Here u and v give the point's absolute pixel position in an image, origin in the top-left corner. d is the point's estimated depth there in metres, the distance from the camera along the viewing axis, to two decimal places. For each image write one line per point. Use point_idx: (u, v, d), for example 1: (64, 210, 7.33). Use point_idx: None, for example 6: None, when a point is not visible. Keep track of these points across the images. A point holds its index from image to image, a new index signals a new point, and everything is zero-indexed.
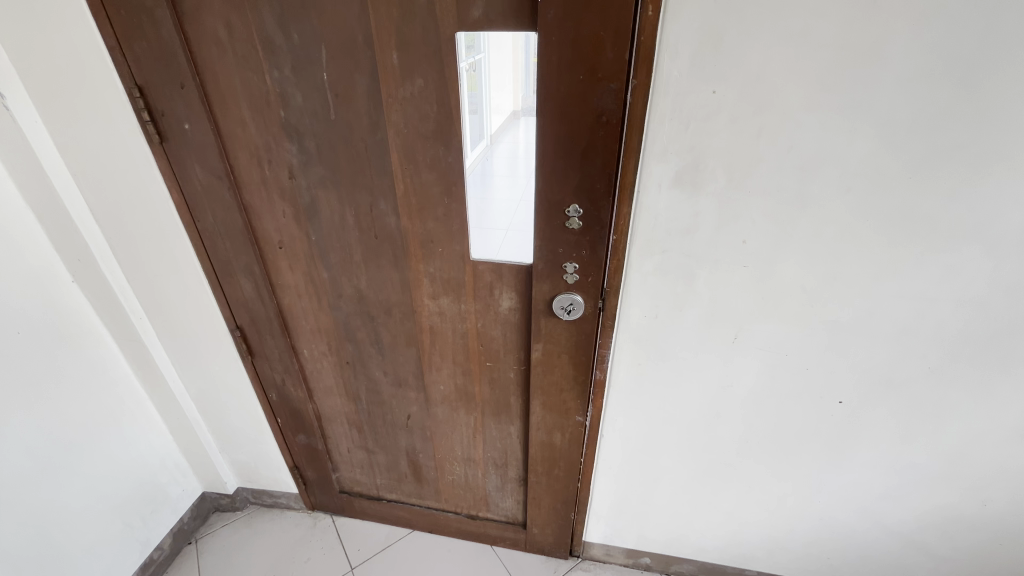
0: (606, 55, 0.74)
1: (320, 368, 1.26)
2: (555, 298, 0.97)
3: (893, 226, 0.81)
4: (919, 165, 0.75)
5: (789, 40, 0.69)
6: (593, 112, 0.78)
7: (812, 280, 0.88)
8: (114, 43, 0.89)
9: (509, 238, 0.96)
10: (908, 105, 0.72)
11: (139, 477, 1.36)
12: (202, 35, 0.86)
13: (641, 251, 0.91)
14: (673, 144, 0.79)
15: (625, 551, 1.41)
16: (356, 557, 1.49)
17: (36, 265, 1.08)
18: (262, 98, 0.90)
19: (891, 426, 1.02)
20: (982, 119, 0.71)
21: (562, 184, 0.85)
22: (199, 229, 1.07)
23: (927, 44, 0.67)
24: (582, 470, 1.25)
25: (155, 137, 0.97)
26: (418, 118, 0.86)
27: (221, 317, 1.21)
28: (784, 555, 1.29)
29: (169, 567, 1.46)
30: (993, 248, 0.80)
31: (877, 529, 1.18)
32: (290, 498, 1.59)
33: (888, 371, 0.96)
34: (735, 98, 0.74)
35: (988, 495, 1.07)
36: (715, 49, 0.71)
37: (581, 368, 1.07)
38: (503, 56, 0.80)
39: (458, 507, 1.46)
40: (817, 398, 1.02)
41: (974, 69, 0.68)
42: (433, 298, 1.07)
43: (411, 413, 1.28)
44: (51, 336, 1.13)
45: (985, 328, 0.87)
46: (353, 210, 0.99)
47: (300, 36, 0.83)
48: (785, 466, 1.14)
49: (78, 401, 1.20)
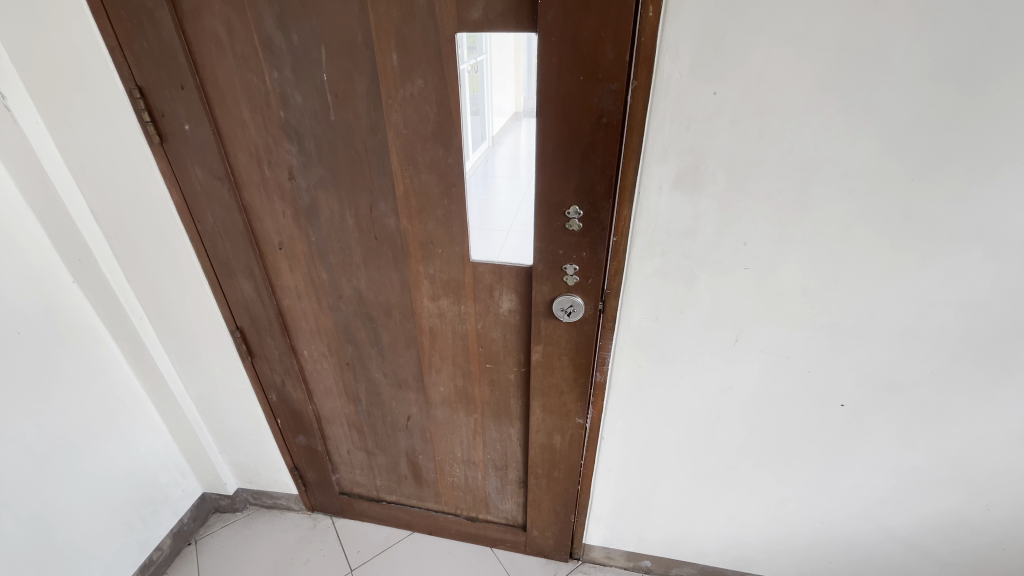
0: (606, 56, 0.74)
1: (320, 369, 1.26)
2: (555, 300, 0.97)
3: (894, 229, 0.80)
4: (921, 166, 0.75)
5: (790, 41, 0.69)
6: (593, 113, 0.78)
7: (813, 282, 0.87)
8: (114, 43, 0.89)
9: (510, 239, 0.95)
10: (910, 107, 0.71)
11: (139, 477, 1.36)
12: (203, 35, 0.86)
13: (641, 253, 0.90)
14: (674, 146, 0.79)
15: (625, 553, 1.40)
16: (355, 558, 1.48)
17: (36, 265, 1.08)
18: (262, 99, 0.90)
19: (893, 429, 1.02)
20: (983, 121, 0.70)
21: (562, 185, 0.85)
22: (200, 230, 1.07)
23: (929, 45, 0.67)
24: (582, 472, 1.24)
25: (156, 138, 0.97)
26: (418, 119, 0.86)
27: (222, 317, 1.21)
28: (785, 559, 1.28)
29: (169, 567, 1.46)
30: (995, 251, 0.79)
31: (879, 533, 1.17)
32: (290, 499, 1.59)
33: (890, 373, 0.95)
34: (736, 99, 0.74)
35: (991, 500, 1.06)
36: (715, 50, 0.71)
37: (581, 370, 1.06)
38: (504, 57, 0.79)
39: (458, 509, 1.46)
40: (818, 401, 1.01)
41: (976, 70, 0.68)
42: (433, 299, 1.06)
43: (411, 415, 1.28)
44: (52, 336, 1.13)
45: (988, 331, 0.87)
46: (353, 211, 0.98)
47: (300, 37, 0.83)
48: (786, 469, 1.13)
49: (78, 401, 1.20)
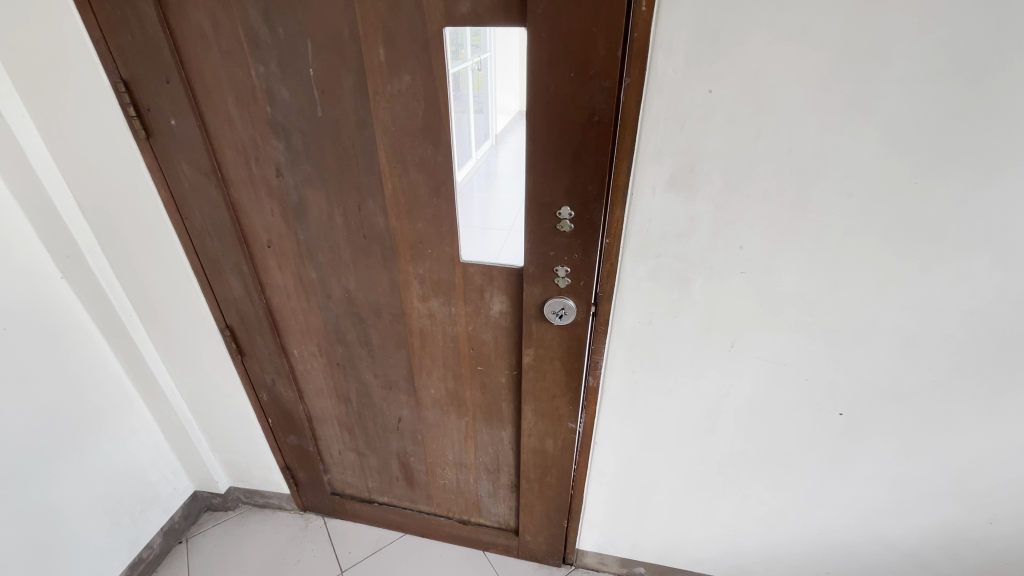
0: (598, 52, 0.71)
1: (310, 368, 1.24)
2: (547, 302, 0.95)
3: (897, 234, 0.77)
4: (925, 170, 0.72)
5: (788, 38, 0.66)
6: (585, 111, 0.76)
7: (812, 288, 0.85)
8: (99, 36, 0.87)
9: (511, 240, 0.92)
10: (915, 107, 0.68)
11: (130, 475, 1.36)
12: (187, 28, 0.84)
13: (634, 256, 0.88)
14: (668, 145, 0.77)
15: (619, 560, 1.38)
16: (347, 560, 1.47)
17: (25, 262, 1.07)
18: (248, 94, 0.88)
19: (893, 439, 0.99)
20: (993, 121, 0.67)
21: (554, 186, 0.83)
22: (188, 227, 1.06)
23: (937, 42, 0.64)
24: (575, 477, 1.22)
25: (141, 133, 0.96)
26: (406, 116, 0.84)
27: (212, 316, 1.20)
28: (782, 568, 1.26)
29: (158, 566, 1.45)
30: (1003, 257, 0.76)
31: (879, 544, 1.14)
32: (282, 498, 1.58)
33: (891, 383, 0.92)
34: (732, 98, 0.71)
35: (995, 513, 1.03)
36: (710, 46, 0.68)
37: (574, 374, 1.04)
38: (509, 53, 0.76)
39: (450, 511, 1.44)
40: (816, 410, 0.99)
41: (985, 68, 0.65)
42: (423, 300, 1.04)
43: (402, 417, 1.26)
44: (39, 333, 1.11)
45: (993, 340, 0.84)
46: (341, 210, 0.97)
47: (286, 31, 0.81)
48: (783, 478, 1.10)
49: (68, 398, 1.19)
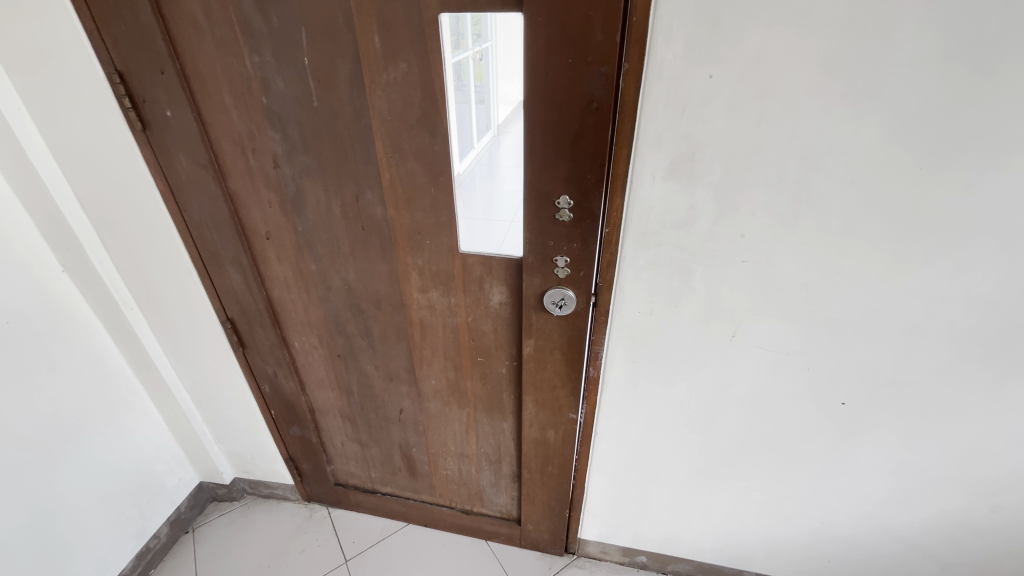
0: (596, 37, 0.70)
1: (311, 360, 1.24)
2: (546, 293, 0.94)
3: (900, 221, 0.76)
4: (929, 155, 0.71)
5: (790, 21, 0.65)
6: (583, 98, 0.74)
7: (814, 277, 0.84)
8: (92, 26, 0.86)
9: (513, 230, 0.92)
10: (920, 91, 0.67)
11: (136, 466, 1.37)
12: (180, 17, 0.83)
13: (634, 244, 0.87)
14: (668, 132, 0.75)
15: (622, 549, 1.38)
16: (351, 549, 1.48)
17: (24, 255, 1.07)
18: (244, 85, 0.87)
19: (895, 428, 0.98)
20: (999, 107, 0.66)
21: (553, 174, 0.82)
22: (186, 219, 1.06)
23: (942, 24, 0.62)
24: (576, 467, 1.23)
25: (138, 125, 0.95)
26: (403, 105, 0.83)
27: (212, 309, 1.20)
28: (784, 557, 1.26)
29: (165, 556, 1.47)
30: (1009, 243, 0.75)
31: (881, 533, 1.14)
32: (287, 489, 1.59)
33: (893, 371, 0.91)
34: (733, 83, 0.70)
35: (997, 502, 1.03)
36: (711, 30, 0.67)
37: (574, 365, 1.04)
38: (511, 42, 0.74)
39: (452, 501, 1.45)
40: (818, 399, 0.98)
41: (993, 51, 0.63)
42: (423, 291, 1.04)
43: (403, 408, 1.27)
44: (41, 327, 1.12)
45: (997, 328, 0.83)
46: (339, 201, 0.96)
47: (280, 18, 0.80)
48: (785, 468, 1.10)
49: (73, 390, 1.20)
